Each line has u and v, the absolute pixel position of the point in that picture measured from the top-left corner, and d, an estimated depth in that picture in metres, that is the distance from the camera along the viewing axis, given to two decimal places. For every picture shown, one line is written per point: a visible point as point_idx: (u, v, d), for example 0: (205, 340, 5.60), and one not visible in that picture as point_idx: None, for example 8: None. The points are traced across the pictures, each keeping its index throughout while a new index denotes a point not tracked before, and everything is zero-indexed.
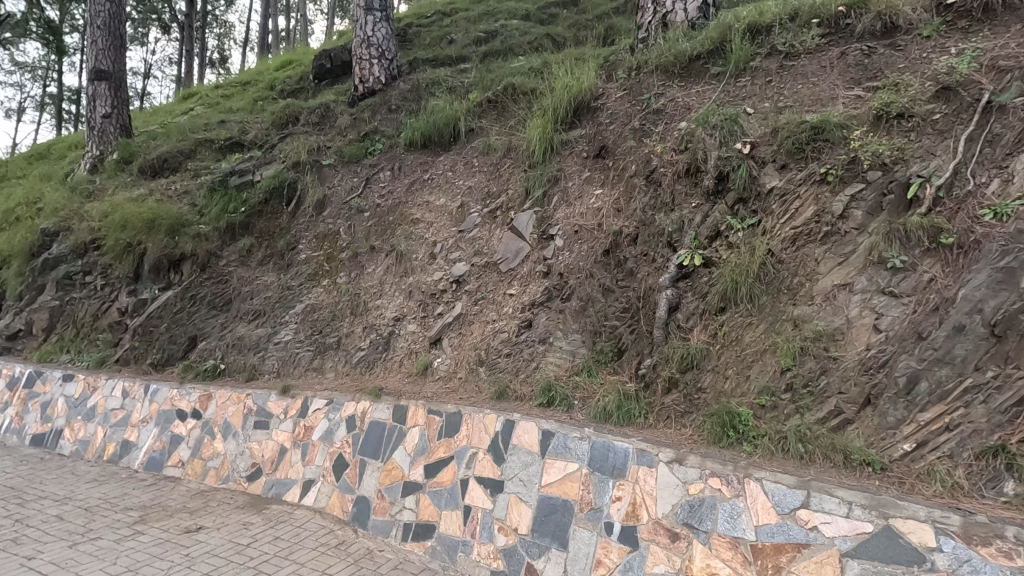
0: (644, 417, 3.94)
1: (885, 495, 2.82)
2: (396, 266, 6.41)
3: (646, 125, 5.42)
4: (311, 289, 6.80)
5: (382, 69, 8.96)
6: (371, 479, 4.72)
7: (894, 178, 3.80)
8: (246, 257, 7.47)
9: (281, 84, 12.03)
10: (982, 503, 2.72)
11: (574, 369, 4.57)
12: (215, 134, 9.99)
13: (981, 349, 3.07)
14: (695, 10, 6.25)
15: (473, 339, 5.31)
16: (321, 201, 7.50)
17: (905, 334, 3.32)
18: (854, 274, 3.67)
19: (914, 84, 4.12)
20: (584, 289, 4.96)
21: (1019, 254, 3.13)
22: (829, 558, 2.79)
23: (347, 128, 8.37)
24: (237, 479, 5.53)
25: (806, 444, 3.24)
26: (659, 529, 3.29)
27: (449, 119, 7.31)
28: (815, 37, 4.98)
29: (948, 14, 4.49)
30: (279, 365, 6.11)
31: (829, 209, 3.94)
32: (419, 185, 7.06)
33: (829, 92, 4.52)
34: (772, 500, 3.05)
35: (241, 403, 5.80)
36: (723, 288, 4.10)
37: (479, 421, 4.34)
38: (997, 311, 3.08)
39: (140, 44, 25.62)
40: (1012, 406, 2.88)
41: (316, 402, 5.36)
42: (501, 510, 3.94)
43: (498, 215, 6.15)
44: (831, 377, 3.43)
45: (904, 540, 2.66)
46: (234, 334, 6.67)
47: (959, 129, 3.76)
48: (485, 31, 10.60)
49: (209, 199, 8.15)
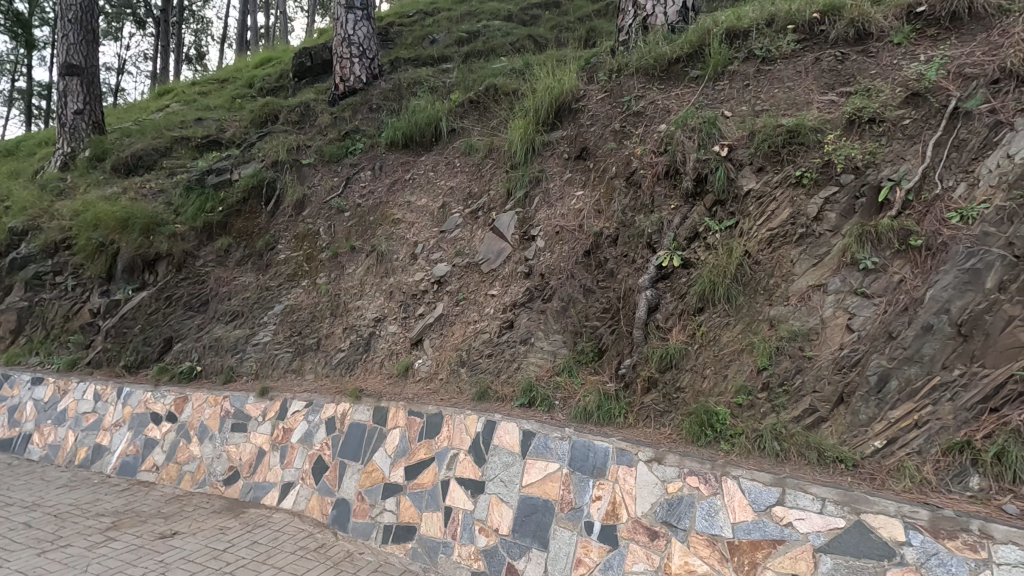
0: (624, 417, 3.98)
1: (857, 491, 2.89)
2: (376, 266, 6.37)
3: (626, 126, 5.46)
4: (290, 289, 6.72)
5: (363, 68, 8.89)
6: (351, 481, 4.67)
7: (866, 182, 3.89)
8: (224, 257, 7.36)
9: (260, 81, 11.87)
10: (949, 497, 2.79)
11: (555, 369, 4.58)
12: (192, 131, 9.82)
13: (948, 348, 3.16)
14: (675, 15, 6.34)
15: (455, 340, 5.30)
16: (300, 200, 7.42)
17: (876, 333, 3.41)
18: (827, 275, 3.74)
19: (885, 90, 4.22)
20: (565, 289, 4.98)
21: (984, 256, 3.23)
22: (803, 553, 2.85)
23: (327, 126, 8.28)
24: (213, 483, 5.44)
25: (782, 443, 3.30)
26: (638, 528, 3.32)
27: (431, 119, 7.28)
28: (791, 42, 5.07)
29: (918, 21, 4.61)
30: (257, 367, 6.03)
31: (804, 211, 4.02)
32: (400, 185, 7.03)
33: (804, 97, 4.60)
34: (748, 498, 3.09)
35: (218, 406, 5.71)
36: (702, 288, 4.15)
37: (460, 422, 4.34)
38: (963, 311, 3.18)
39: (114, 39, 25.07)
40: (977, 403, 2.97)
41: (295, 404, 5.31)
42: (482, 510, 3.94)
43: (479, 215, 6.15)
44: (806, 377, 3.49)
45: (874, 535, 2.74)
46: (211, 335, 6.56)
47: (927, 135, 3.86)
48: (467, 31, 10.58)
49: (185, 198, 8.00)
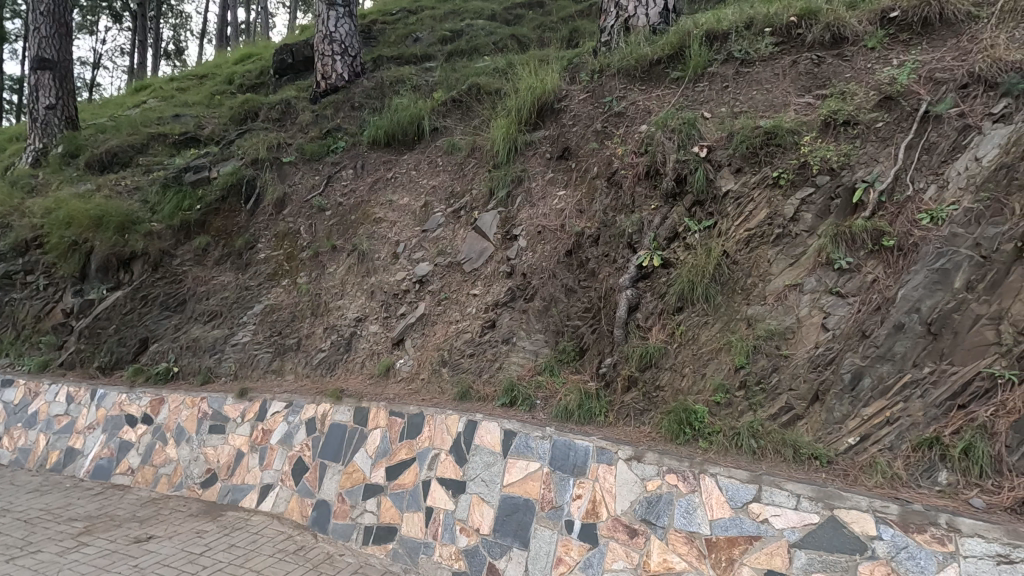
0: (605, 416, 4.01)
1: (831, 487, 2.94)
2: (358, 266, 6.32)
3: (607, 127, 5.49)
4: (270, 289, 6.64)
5: (345, 66, 8.81)
6: (332, 482, 4.63)
7: (841, 183, 3.96)
8: (202, 256, 7.24)
9: (240, 78, 11.70)
10: (919, 492, 2.86)
11: (536, 369, 4.59)
12: (169, 129, 9.63)
13: (919, 346, 3.23)
14: (656, 16, 6.38)
15: (436, 339, 5.29)
16: (281, 199, 7.33)
17: (850, 332, 3.47)
18: (803, 275, 3.80)
19: (859, 93, 4.31)
20: (547, 289, 4.99)
21: (953, 256, 3.32)
22: (778, 549, 2.89)
23: (308, 124, 8.18)
24: (190, 486, 5.35)
25: (758, 440, 3.35)
26: (618, 527, 3.34)
27: (413, 118, 7.24)
28: (769, 45, 5.14)
29: (891, 26, 4.69)
30: (235, 367, 5.95)
31: (781, 211, 4.07)
32: (382, 184, 6.98)
33: (781, 99, 4.67)
34: (726, 495, 3.13)
35: (195, 407, 5.62)
36: (681, 287, 4.19)
37: (441, 422, 4.33)
38: (933, 310, 3.25)
39: (89, 32, 24.48)
40: (946, 400, 3.05)
41: (275, 405, 5.24)
42: (463, 510, 3.94)
43: (462, 215, 6.13)
44: (782, 375, 3.55)
45: (847, 530, 2.79)
46: (189, 335, 6.46)
47: (900, 137, 3.94)
48: (451, 30, 10.54)
49: (162, 196, 7.86)
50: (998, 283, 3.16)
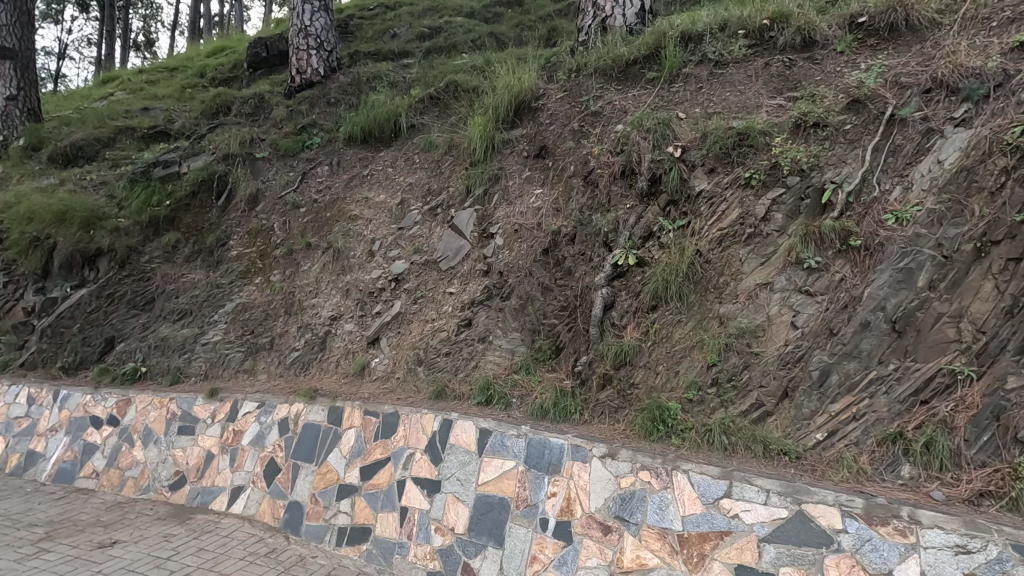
0: (579, 414, 4.02)
1: (799, 482, 3.00)
2: (333, 264, 6.22)
3: (584, 126, 5.51)
4: (242, 287, 6.51)
5: (320, 61, 8.67)
6: (305, 483, 4.56)
7: (811, 184, 4.03)
8: (171, 253, 7.06)
9: (212, 71, 11.43)
10: (883, 486, 2.94)
11: (512, 367, 4.59)
12: (137, 121, 9.37)
13: (884, 344, 3.31)
14: (633, 16, 6.41)
15: (412, 338, 5.25)
16: (253, 195, 7.18)
17: (818, 330, 3.54)
18: (774, 274, 3.86)
19: (828, 96, 4.39)
20: (523, 287, 4.99)
21: (916, 256, 3.40)
22: (748, 544, 2.94)
23: (282, 119, 8.03)
24: (158, 489, 5.23)
25: (729, 436, 3.40)
26: (592, 524, 3.36)
27: (390, 115, 7.16)
28: (742, 47, 5.21)
29: (859, 31, 4.79)
30: (206, 367, 5.82)
31: (752, 211, 4.13)
32: (358, 181, 6.89)
33: (754, 101, 4.74)
34: (697, 491, 3.17)
35: (163, 407, 5.49)
36: (655, 286, 4.22)
37: (416, 422, 4.30)
38: (897, 308, 3.33)
39: (55, 22, 23.70)
40: (910, 396, 3.13)
41: (246, 406, 5.15)
42: (438, 510, 3.91)
43: (438, 213, 6.09)
44: (753, 372, 3.60)
45: (814, 523, 2.85)
46: (157, 334, 6.29)
47: (866, 140, 4.03)
48: (429, 26, 10.45)
49: (130, 191, 7.65)
50: (958, 283, 3.26)
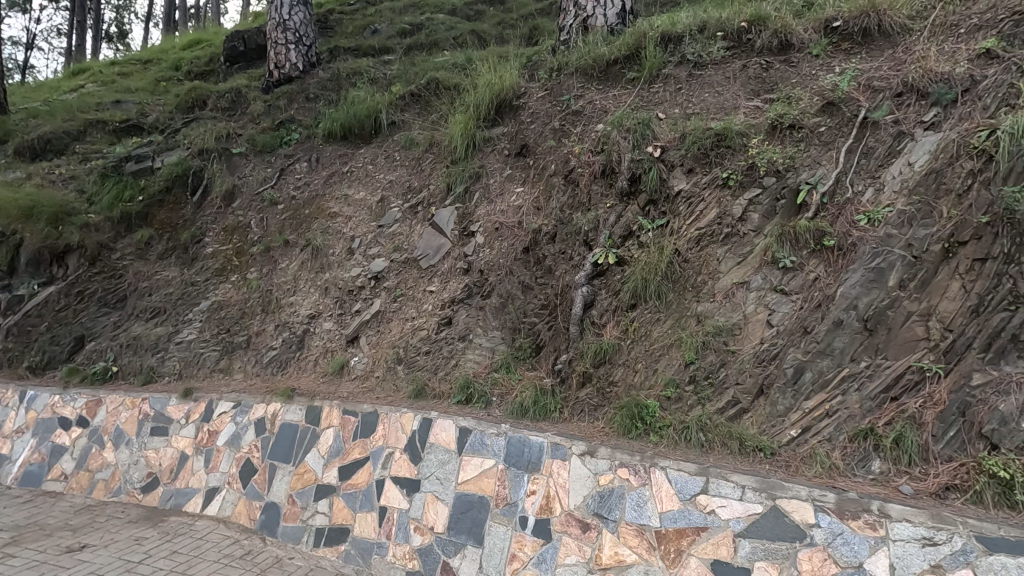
0: (559, 412, 4.03)
1: (773, 478, 3.05)
2: (311, 261, 6.14)
3: (565, 125, 5.52)
4: (218, 285, 6.39)
5: (299, 56, 8.54)
6: (281, 484, 4.49)
7: (786, 185, 4.09)
8: (144, 250, 6.91)
9: (187, 65, 11.19)
10: (855, 481, 3.01)
11: (492, 366, 4.58)
12: (108, 115, 9.12)
13: (857, 342, 3.38)
14: (614, 17, 6.44)
15: (392, 336, 5.21)
16: (230, 191, 7.05)
17: (792, 328, 3.60)
18: (750, 273, 3.91)
19: (803, 98, 4.47)
20: (503, 286, 4.99)
21: (887, 256, 3.48)
22: (724, 539, 2.98)
23: (260, 114, 7.90)
24: (130, 491, 5.11)
25: (706, 433, 3.45)
26: (571, 521, 3.37)
27: (370, 111, 7.08)
28: (720, 49, 5.27)
29: (834, 35, 4.87)
30: (180, 367, 5.71)
31: (729, 211, 4.19)
32: (338, 178, 6.81)
33: (732, 102, 4.80)
34: (674, 487, 3.21)
35: (136, 408, 5.38)
36: (635, 285, 4.25)
37: (396, 421, 4.27)
38: (869, 307, 3.41)
39: (22, 10, 22.96)
40: (880, 393, 3.21)
41: (221, 406, 5.07)
42: (417, 509, 3.89)
43: (419, 210, 6.05)
44: (729, 370, 3.65)
45: (788, 518, 2.91)
46: (129, 333, 6.15)
47: (840, 142, 4.10)
48: (410, 23, 10.35)
49: (100, 186, 7.46)
50: (927, 282, 3.34)
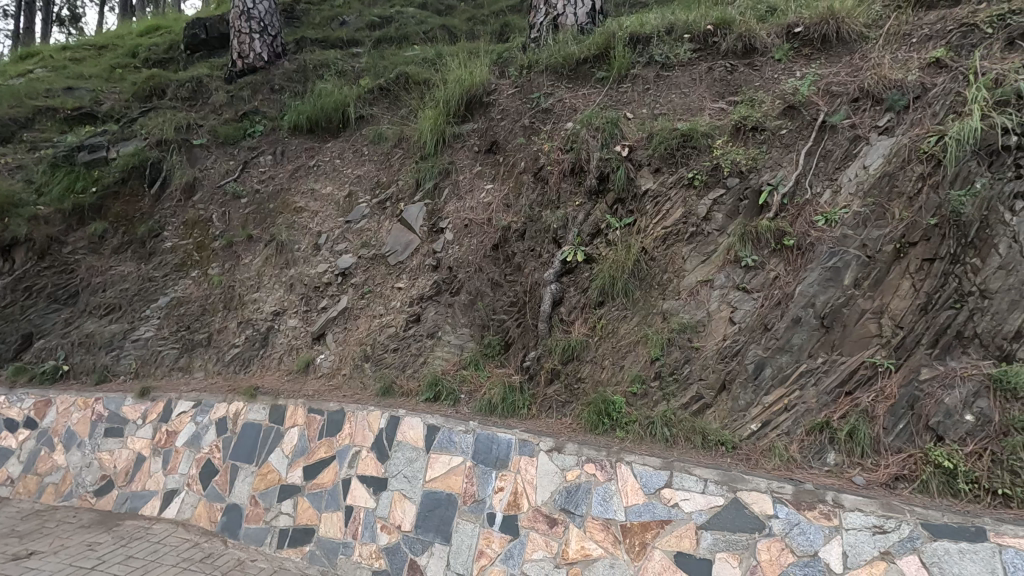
0: (527, 408, 4.05)
1: (734, 471, 3.14)
2: (276, 257, 6.00)
3: (535, 122, 5.53)
4: (177, 281, 6.19)
5: (263, 46, 8.31)
6: (244, 485, 4.38)
7: (749, 185, 4.19)
8: (98, 244, 6.64)
9: (145, 51, 10.77)
10: (811, 472, 3.12)
11: (461, 363, 4.56)
12: (59, 102, 8.72)
13: (814, 339, 3.50)
14: (584, 16, 6.48)
15: (359, 333, 5.14)
16: (190, 183, 6.83)
17: (754, 325, 3.70)
18: (714, 272, 4.00)
19: (766, 101, 4.59)
20: (472, 282, 4.97)
21: (843, 256, 3.60)
22: (687, 531, 3.05)
23: (222, 105, 7.67)
24: (81, 495, 4.91)
25: (670, 428, 3.52)
26: (538, 517, 3.40)
27: (338, 104, 6.95)
28: (687, 51, 5.35)
29: (795, 41, 5.01)
30: (136, 365, 5.51)
31: (695, 210, 4.27)
32: (304, 171, 6.66)
33: (697, 104, 4.89)
34: (639, 482, 3.27)
35: (88, 409, 5.18)
36: (602, 283, 4.30)
37: (362, 419, 4.22)
38: (826, 305, 3.52)
39: None
40: (836, 387, 3.33)
41: (181, 405, 4.92)
42: (384, 508, 3.85)
43: (387, 206, 5.98)
44: (693, 366, 3.73)
45: (748, 510, 2.99)
46: (81, 330, 5.90)
47: (800, 145, 4.23)
48: (380, 16, 10.19)
49: (50, 176, 7.13)
50: (880, 281, 3.47)
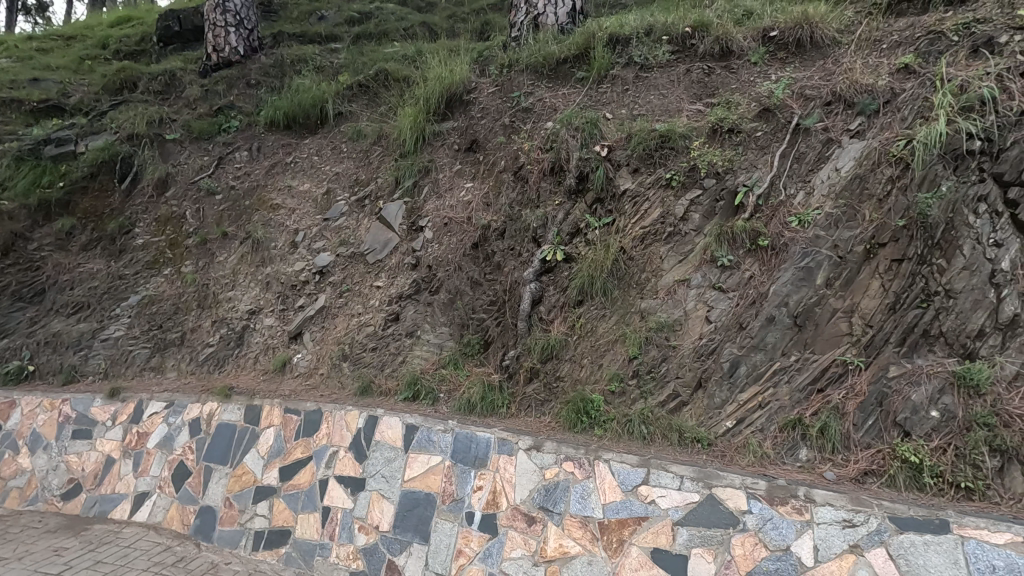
0: (506, 408, 4.07)
1: (710, 468, 3.19)
2: (252, 255, 5.91)
3: (515, 121, 5.52)
4: (149, 279, 6.04)
5: (239, 39, 8.15)
6: (218, 487, 4.30)
7: (725, 186, 4.26)
8: (66, 240, 6.45)
9: (115, 43, 10.48)
10: (784, 468, 3.19)
11: (440, 362, 4.54)
12: (24, 93, 8.44)
13: (787, 337, 3.57)
14: (565, 16, 6.50)
15: (337, 332, 5.08)
16: (162, 179, 6.67)
17: (729, 324, 3.75)
18: (690, 271, 4.05)
19: (742, 104, 4.66)
20: (451, 281, 4.95)
21: (815, 256, 3.68)
22: (663, 528, 3.09)
23: (196, 99, 7.50)
24: (48, 499, 4.77)
25: (648, 426, 3.55)
26: (517, 515, 3.40)
27: (316, 100, 6.85)
28: (666, 53, 5.41)
29: (771, 44, 5.09)
30: (106, 365, 5.37)
31: (672, 211, 4.32)
32: (281, 168, 6.56)
33: (675, 105, 4.95)
34: (617, 479, 3.30)
35: (55, 410, 5.04)
36: (581, 282, 4.32)
37: (340, 419, 4.17)
38: (799, 304, 3.60)
39: None
40: (808, 385, 3.41)
41: (153, 406, 4.81)
42: (362, 508, 3.82)
43: (366, 204, 5.92)
44: (670, 364, 3.78)
45: (722, 506, 3.04)
46: (48, 330, 5.73)
47: (775, 147, 4.30)
48: (359, 11, 10.08)
49: (15, 170, 6.91)
50: (851, 281, 3.56)
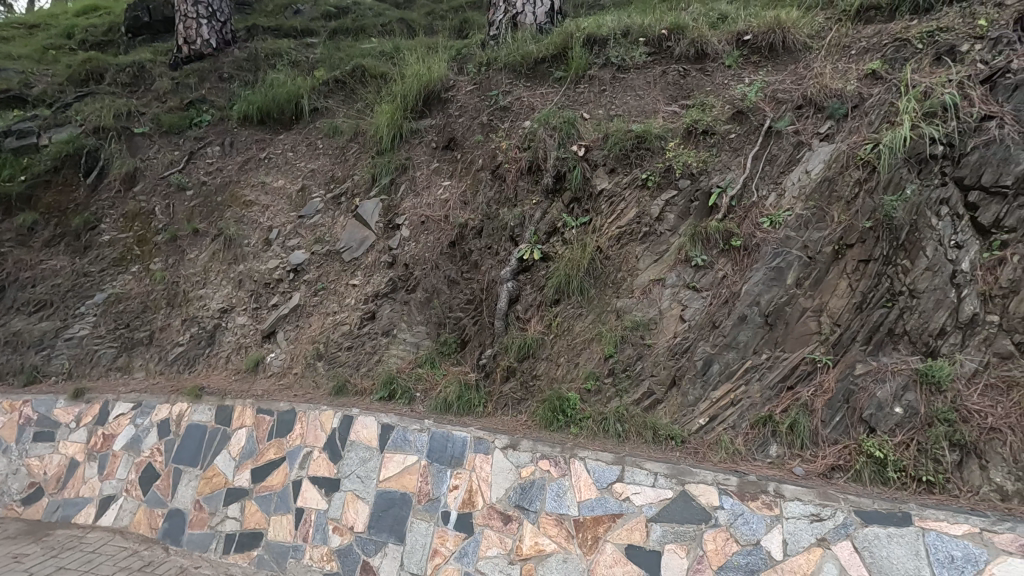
0: (483, 407, 4.07)
1: (683, 464, 3.24)
2: (224, 252, 5.79)
3: (493, 120, 5.51)
4: (116, 276, 5.88)
5: (211, 32, 7.97)
6: (187, 489, 4.21)
7: (700, 187, 4.31)
8: (28, 236, 6.25)
9: (81, 33, 10.15)
10: (755, 464, 3.26)
11: (416, 361, 4.51)
12: None
13: (758, 336, 3.64)
14: (543, 15, 6.51)
15: (312, 331, 5.01)
16: (130, 173, 6.49)
17: (703, 323, 3.81)
18: (665, 271, 4.09)
19: (716, 106, 4.73)
20: (428, 280, 4.93)
21: (786, 256, 3.76)
22: (637, 525, 3.12)
23: (166, 92, 7.31)
24: (9, 504, 4.69)
25: (623, 424, 3.59)
26: (493, 514, 3.41)
27: (290, 96, 6.74)
28: (642, 54, 5.46)
29: (744, 48, 5.18)
30: (70, 365, 5.23)
31: (648, 211, 4.37)
32: (254, 164, 6.44)
33: (652, 106, 5.00)
34: (592, 477, 3.32)
35: (15, 413, 4.94)
36: (558, 281, 4.34)
37: (315, 419, 4.11)
38: (770, 303, 3.67)
39: None
40: (778, 382, 3.48)
41: (119, 407, 4.69)
42: (337, 509, 3.77)
43: (342, 201, 5.85)
44: (645, 362, 3.82)
45: (695, 502, 3.09)
46: (8, 329, 5.56)
47: (748, 149, 4.38)
48: (336, 6, 9.94)
49: None
50: (820, 281, 3.64)
